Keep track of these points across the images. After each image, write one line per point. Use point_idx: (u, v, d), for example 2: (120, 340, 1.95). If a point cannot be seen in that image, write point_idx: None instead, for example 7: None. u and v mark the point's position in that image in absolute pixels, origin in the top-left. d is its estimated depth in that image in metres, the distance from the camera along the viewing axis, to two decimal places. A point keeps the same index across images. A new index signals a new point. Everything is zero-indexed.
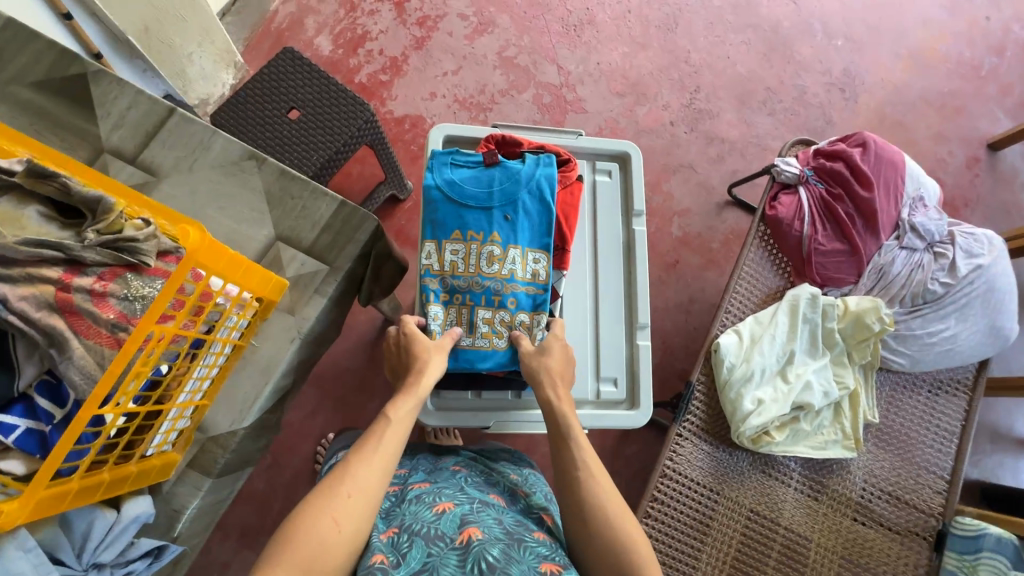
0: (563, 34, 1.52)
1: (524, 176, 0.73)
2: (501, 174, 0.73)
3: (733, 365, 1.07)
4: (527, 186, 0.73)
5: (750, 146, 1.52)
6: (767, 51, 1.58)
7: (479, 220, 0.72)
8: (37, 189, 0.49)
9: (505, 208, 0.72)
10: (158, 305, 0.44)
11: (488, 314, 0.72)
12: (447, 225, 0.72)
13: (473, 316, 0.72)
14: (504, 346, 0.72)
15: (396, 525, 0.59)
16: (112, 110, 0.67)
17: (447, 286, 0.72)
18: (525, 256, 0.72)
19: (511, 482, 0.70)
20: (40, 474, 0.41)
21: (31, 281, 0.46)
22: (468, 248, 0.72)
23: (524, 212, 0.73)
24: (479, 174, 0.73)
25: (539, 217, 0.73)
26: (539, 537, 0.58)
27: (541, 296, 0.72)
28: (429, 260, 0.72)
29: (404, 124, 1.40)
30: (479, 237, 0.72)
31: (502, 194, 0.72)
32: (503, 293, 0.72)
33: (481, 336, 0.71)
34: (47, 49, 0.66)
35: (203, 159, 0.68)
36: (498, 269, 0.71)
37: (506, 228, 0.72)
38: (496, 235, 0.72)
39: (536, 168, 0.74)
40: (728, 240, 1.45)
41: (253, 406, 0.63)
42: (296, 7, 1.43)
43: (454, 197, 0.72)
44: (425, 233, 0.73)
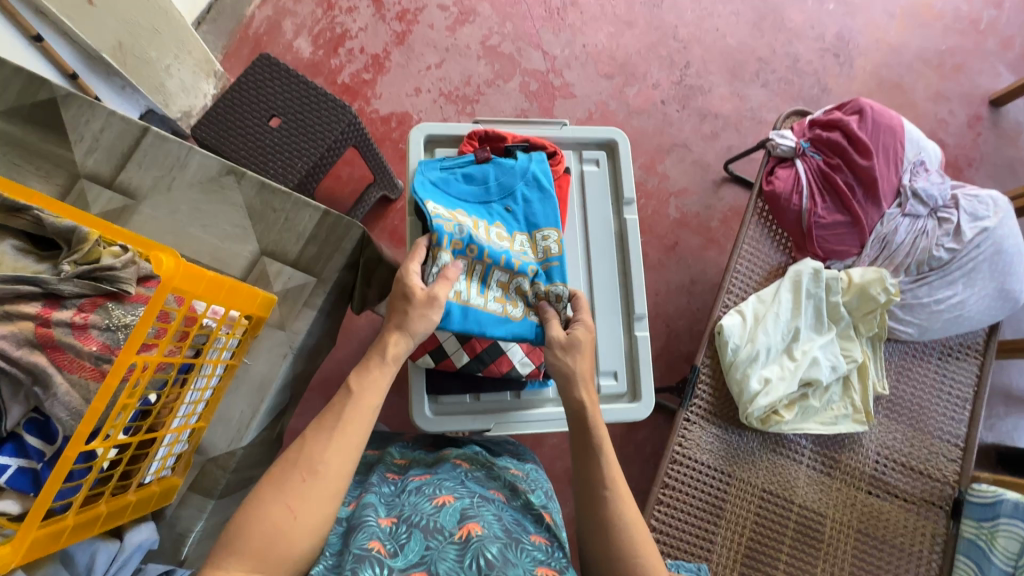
0: (546, 18, 1.48)
1: (519, 169, 0.72)
2: (495, 169, 0.72)
3: (737, 346, 1.05)
4: (523, 178, 0.72)
5: (744, 120, 1.49)
6: (757, 20, 1.54)
7: (476, 217, 0.71)
8: (9, 223, 0.49)
9: (505, 200, 0.72)
10: (137, 335, 0.43)
11: (502, 278, 0.69)
12: (445, 214, 0.69)
13: (487, 276, 0.68)
14: (520, 316, 0.68)
15: (396, 514, 0.58)
16: (85, 134, 0.66)
17: (461, 236, 0.66)
18: (533, 239, 0.71)
19: (512, 477, 0.69)
20: (31, 515, 0.40)
21: (9, 318, 0.45)
22: (476, 222, 0.69)
23: (524, 205, 0.72)
24: (471, 171, 0.72)
25: (542, 204, 0.71)
26: (535, 540, 0.58)
27: (557, 271, 0.70)
28: (442, 213, 0.66)
29: (391, 122, 1.38)
30: (483, 221, 0.70)
31: (499, 188, 0.72)
32: (520, 261, 0.69)
33: (494, 300, 0.68)
34: (14, 75, 0.65)
35: (181, 177, 0.66)
36: (511, 245, 0.70)
37: (507, 218, 0.72)
38: (500, 222, 0.71)
39: (530, 162, 0.72)
40: (726, 218, 1.43)
41: (251, 423, 0.63)
42: (272, 10, 1.40)
43: (449, 194, 0.70)
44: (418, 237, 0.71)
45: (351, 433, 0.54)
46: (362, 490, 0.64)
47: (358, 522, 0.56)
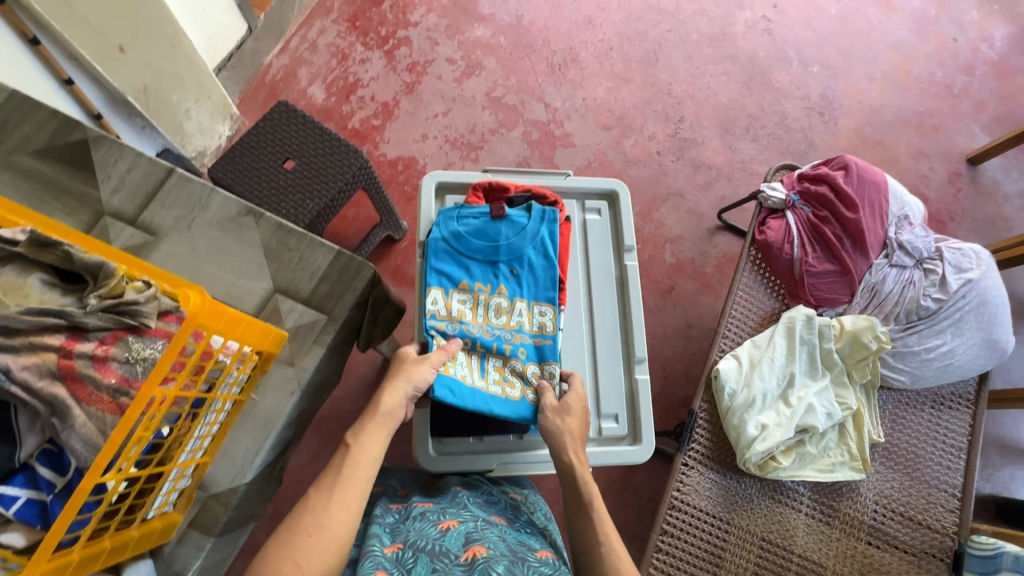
0: (548, 73, 1.57)
1: (530, 231, 0.75)
2: (507, 229, 0.75)
3: (734, 391, 1.07)
4: (532, 241, 0.75)
5: (736, 171, 1.56)
6: (746, 80, 1.64)
7: (485, 271, 0.74)
8: (39, 258, 0.51)
9: (511, 263, 0.75)
10: (159, 369, 0.45)
11: (498, 362, 0.72)
12: (452, 276, 0.74)
13: (484, 362, 0.72)
14: (518, 396, 0.70)
15: (401, 541, 0.58)
16: (112, 173, 0.69)
17: (455, 330, 0.71)
18: (531, 309, 0.74)
19: (513, 500, 0.71)
20: (43, 545, 0.41)
21: (33, 349, 0.47)
22: (475, 298, 0.74)
23: (528, 268, 0.75)
24: (484, 226, 0.75)
25: (544, 271, 0.75)
26: (542, 556, 0.57)
27: (550, 348, 0.73)
28: (435, 306, 0.71)
29: (398, 166, 1.43)
30: (486, 290, 0.74)
31: (508, 249, 0.74)
32: (513, 343, 0.73)
33: (494, 383, 0.71)
34: (50, 118, 0.69)
35: (201, 217, 0.69)
36: (506, 321, 0.74)
37: (512, 281, 0.75)
38: (503, 288, 0.74)
39: (541, 224, 0.76)
40: (721, 264, 1.47)
41: (255, 460, 0.63)
42: (289, 59, 1.48)
43: (460, 249, 0.74)
44: (429, 280, 0.73)
45: (355, 491, 0.54)
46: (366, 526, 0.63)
47: (363, 555, 0.56)
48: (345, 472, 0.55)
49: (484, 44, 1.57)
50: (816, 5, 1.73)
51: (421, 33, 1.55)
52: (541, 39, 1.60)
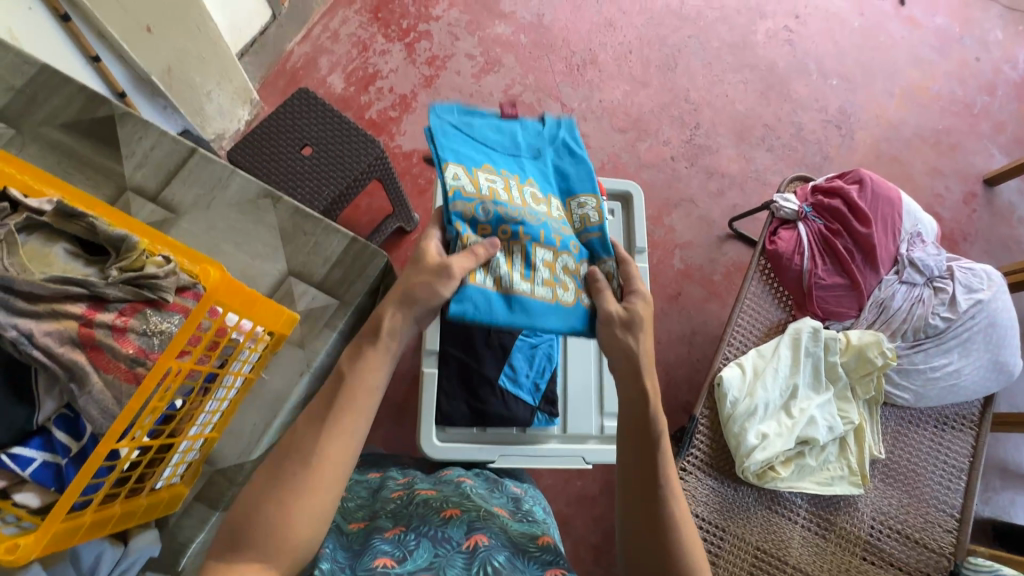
0: (567, 74, 1.58)
1: (549, 133, 0.71)
2: (524, 130, 0.71)
3: (736, 399, 1.07)
4: (554, 142, 0.71)
5: (749, 181, 1.56)
6: (764, 89, 1.63)
7: (510, 162, 0.68)
8: (64, 228, 0.52)
9: (535, 157, 0.70)
10: (177, 341, 0.46)
11: (547, 256, 0.65)
12: (472, 159, 0.65)
13: (530, 256, 0.64)
14: (572, 301, 0.65)
15: (403, 525, 0.59)
16: (136, 150, 0.70)
17: (488, 215, 0.63)
18: (568, 207, 0.69)
19: (514, 494, 0.70)
20: (57, 508, 0.42)
21: (55, 316, 0.48)
22: (504, 180, 0.65)
23: (555, 165, 0.71)
24: (498, 123, 0.69)
25: (573, 168, 0.71)
26: (543, 544, 0.58)
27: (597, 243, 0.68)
28: (460, 182, 0.62)
29: (412, 158, 1.44)
30: (515, 177, 0.67)
31: (530, 148, 0.70)
32: (558, 235, 0.67)
33: (542, 285, 0.64)
34: (78, 93, 0.70)
35: (221, 197, 0.70)
36: (545, 210, 0.67)
37: (539, 174, 0.69)
38: (532, 179, 0.68)
39: (560, 128, 0.72)
40: (729, 272, 1.47)
41: (262, 439, 0.65)
42: (310, 47, 1.49)
43: (473, 137, 0.66)
44: (445, 157, 0.63)
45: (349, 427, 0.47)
46: (371, 511, 0.64)
47: (366, 542, 0.57)
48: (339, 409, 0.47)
49: (504, 41, 1.58)
50: (838, 18, 1.72)
51: (442, 28, 1.56)
52: (561, 39, 1.61)
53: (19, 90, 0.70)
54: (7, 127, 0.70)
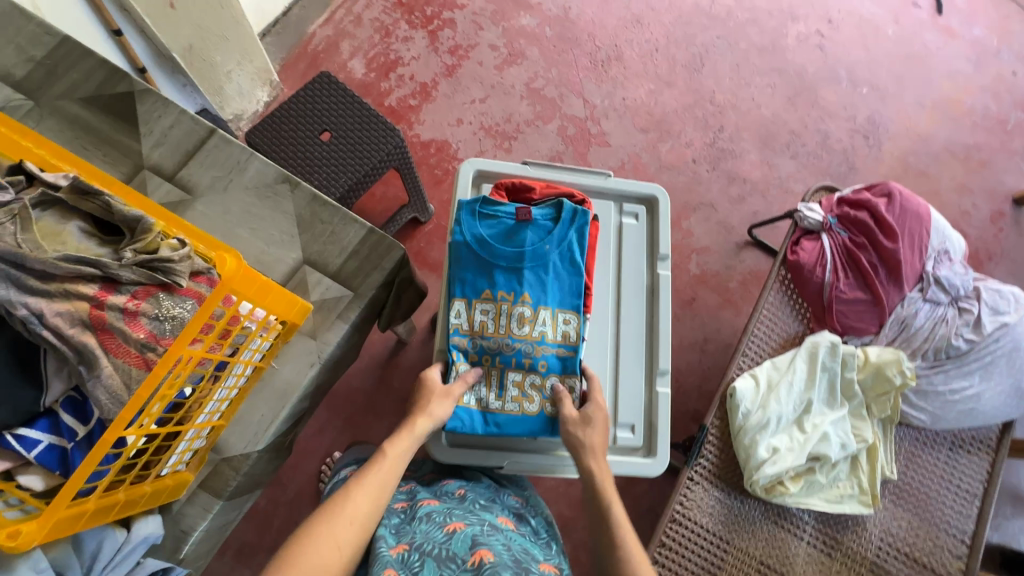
0: (591, 69, 1.55)
1: (555, 238, 0.68)
2: (534, 235, 0.68)
3: (748, 411, 1.04)
4: (559, 248, 0.68)
5: (772, 188, 1.52)
6: (792, 95, 1.60)
7: (509, 279, 0.67)
8: (78, 205, 0.51)
9: (537, 265, 0.67)
10: (189, 330, 0.45)
11: (518, 377, 0.66)
12: (476, 283, 0.67)
13: (503, 377, 0.66)
14: (536, 412, 0.66)
15: (407, 542, 0.57)
16: (155, 128, 0.69)
17: (476, 347, 0.66)
18: (555, 318, 0.67)
19: (513, 505, 0.68)
20: (62, 493, 0.42)
21: (67, 296, 0.46)
22: (498, 308, 0.66)
23: (553, 277, 0.68)
24: (511, 231, 0.68)
25: (570, 279, 0.68)
26: (544, 569, 0.56)
27: (573, 359, 0.66)
28: (458, 319, 0.66)
29: (430, 148, 1.42)
30: (509, 298, 0.66)
31: (534, 255, 0.67)
32: (534, 355, 0.66)
33: (511, 400, 0.66)
34: (99, 67, 0.69)
35: (239, 180, 0.69)
36: (528, 331, 0.66)
37: (537, 287, 0.67)
38: (527, 296, 0.67)
39: (569, 228, 0.69)
40: (745, 280, 1.44)
41: (269, 429, 0.63)
42: (332, 31, 1.47)
43: (483, 256, 0.67)
44: (452, 290, 0.67)
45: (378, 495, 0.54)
46: None
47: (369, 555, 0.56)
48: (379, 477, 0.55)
49: (529, 33, 1.55)
50: (872, 24, 1.67)
51: (466, 17, 1.54)
52: (587, 33, 1.58)
53: (40, 61, 0.69)
54: (26, 99, 0.69)
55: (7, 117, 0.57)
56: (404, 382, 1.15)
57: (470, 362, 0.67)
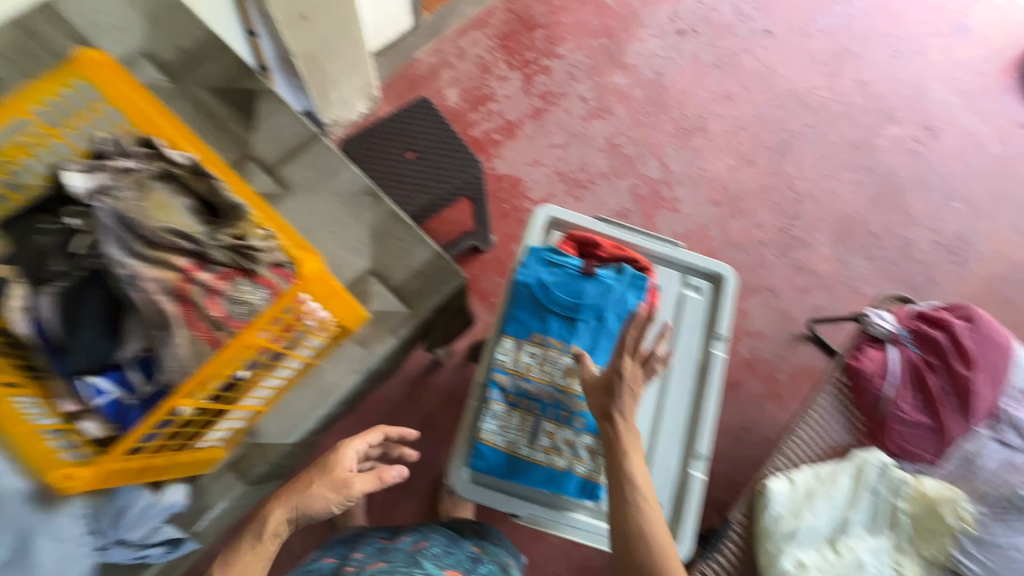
0: (673, 135, 1.57)
1: (616, 296, 0.67)
2: (594, 289, 0.67)
3: (780, 516, 0.97)
4: (616, 306, 0.67)
5: (840, 285, 1.47)
6: (877, 195, 1.55)
7: (563, 327, 0.66)
8: (190, 184, 0.56)
9: (591, 320, 0.67)
10: (263, 318, 0.51)
11: (552, 428, 0.65)
12: (528, 325, 0.67)
13: (537, 425, 0.65)
14: (564, 468, 0.63)
15: None
16: (268, 125, 0.75)
17: (516, 389, 0.65)
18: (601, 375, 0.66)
19: (472, 553, 0.75)
20: (118, 448, 0.46)
21: (160, 265, 0.50)
22: (545, 354, 0.66)
23: (607, 334, 0.67)
24: (573, 281, 0.67)
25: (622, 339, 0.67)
26: None
27: None
28: (504, 356, 0.66)
29: (503, 182, 1.47)
30: (559, 346, 0.66)
31: (590, 309, 0.67)
32: (573, 410, 0.65)
33: (542, 452, 0.64)
34: (234, 63, 0.77)
35: (329, 185, 0.74)
36: (572, 383, 0.65)
37: (587, 341, 0.66)
38: (577, 348, 0.66)
39: (630, 289, 0.68)
40: (796, 375, 1.37)
41: (302, 426, 0.64)
42: (436, 59, 1.57)
43: (540, 299, 0.67)
44: (504, 326, 0.67)
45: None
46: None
47: None
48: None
49: (619, 91, 1.60)
50: (975, 139, 1.61)
51: (563, 67, 1.60)
52: (676, 101, 1.61)
53: (186, 51, 0.77)
54: (166, 81, 0.77)
55: (144, 90, 0.59)
56: (428, 403, 1.17)
57: (506, 404, 0.65)
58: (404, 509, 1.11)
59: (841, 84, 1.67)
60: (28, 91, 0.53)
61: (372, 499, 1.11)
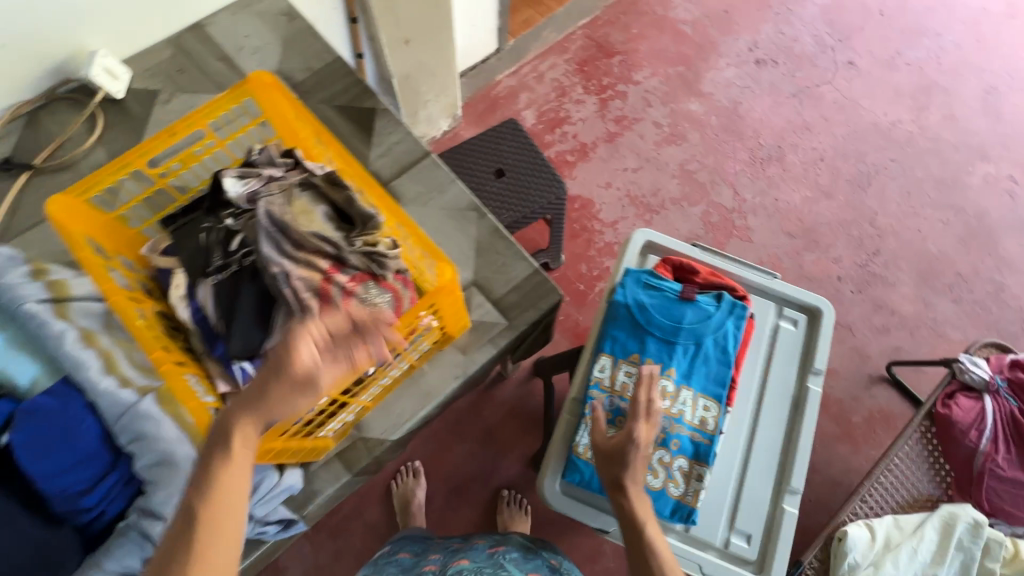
0: (748, 163, 1.56)
1: (715, 322, 0.68)
2: (693, 313, 0.68)
3: (856, 565, 0.92)
4: (715, 332, 0.68)
5: (923, 327, 1.40)
6: (966, 236, 1.48)
7: (660, 349, 0.67)
8: (329, 193, 0.61)
9: (689, 344, 0.68)
10: (399, 327, 0.57)
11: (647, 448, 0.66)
12: (626, 344, 0.68)
13: None
14: (658, 488, 0.64)
15: None
16: (384, 141, 0.81)
17: (612, 407, 0.66)
18: (696, 400, 0.66)
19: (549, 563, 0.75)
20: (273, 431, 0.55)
21: (308, 266, 0.55)
22: (642, 375, 0.67)
23: (704, 360, 0.67)
24: (672, 305, 0.69)
25: (718, 366, 0.67)
26: None
27: (707, 447, 0.65)
28: (601, 374, 0.67)
29: (574, 203, 1.50)
30: (656, 368, 0.67)
31: (689, 334, 0.67)
32: (668, 432, 0.66)
33: None
34: (357, 84, 0.84)
35: (437, 199, 0.78)
36: (668, 405, 0.66)
37: (684, 365, 0.67)
38: (673, 371, 0.67)
39: (729, 317, 0.68)
40: (871, 418, 1.31)
41: (405, 424, 0.67)
42: (516, 81, 1.63)
43: (639, 320, 0.68)
44: (601, 344, 0.69)
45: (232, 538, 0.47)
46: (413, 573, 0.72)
47: None
48: (221, 534, 0.46)
49: (694, 118, 1.60)
50: None
51: (638, 92, 1.63)
52: (752, 129, 1.60)
53: (315, 71, 0.85)
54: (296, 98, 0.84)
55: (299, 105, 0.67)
56: (492, 414, 1.20)
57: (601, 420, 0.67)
58: (464, 516, 1.13)
59: (930, 118, 1.61)
60: (208, 107, 0.63)
61: (433, 504, 1.14)
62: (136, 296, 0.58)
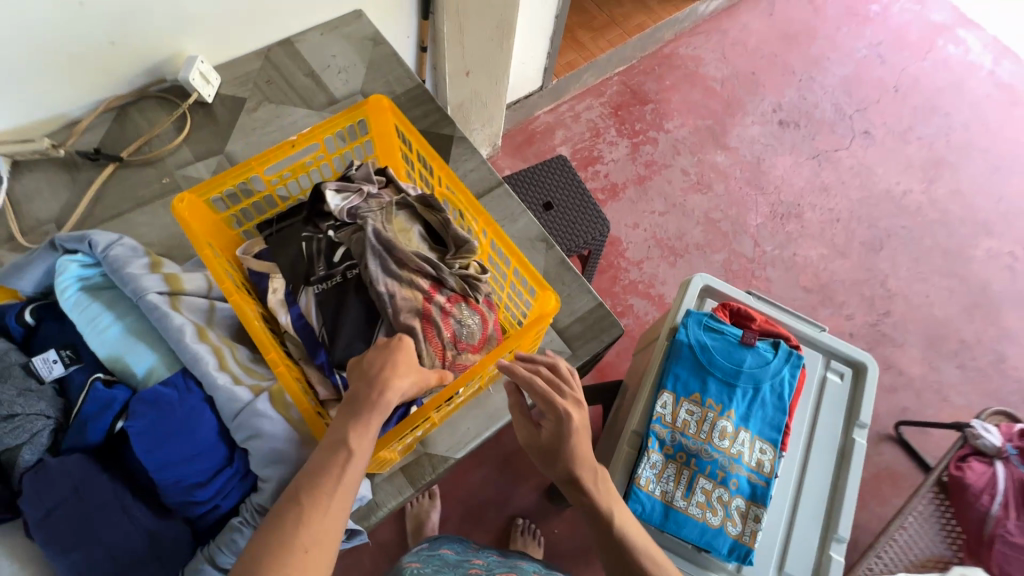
0: (768, 217, 1.63)
1: (773, 369, 0.71)
2: (752, 359, 0.72)
3: None
4: (772, 378, 0.71)
5: (929, 389, 1.45)
6: (970, 305, 1.55)
7: (720, 390, 0.71)
8: (425, 214, 0.63)
9: (748, 388, 0.71)
10: (496, 354, 0.58)
11: (707, 485, 0.68)
12: (688, 383, 0.71)
13: (692, 480, 0.68)
14: (717, 526, 0.66)
15: None
16: (459, 167, 0.85)
17: (674, 442, 0.69)
18: (753, 442, 0.70)
19: None
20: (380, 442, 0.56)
21: (410, 284, 0.58)
22: (703, 414, 0.70)
23: (761, 404, 0.71)
24: (733, 349, 0.72)
25: (773, 411, 0.71)
26: None
27: (764, 489, 0.68)
28: (664, 409, 0.70)
29: None
30: (716, 408, 0.70)
31: (748, 378, 0.71)
32: (727, 471, 0.68)
33: (696, 506, 0.67)
34: (437, 112, 0.89)
35: (508, 227, 0.82)
36: (728, 445, 0.69)
37: (742, 408, 0.70)
38: (732, 412, 0.70)
39: (785, 364, 0.72)
40: (878, 474, 1.35)
41: (472, 442, 0.69)
42: (553, 119, 1.70)
43: (701, 361, 0.71)
44: (663, 381, 0.72)
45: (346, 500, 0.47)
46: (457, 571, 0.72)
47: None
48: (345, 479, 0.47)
49: (720, 170, 1.68)
50: None
51: (669, 140, 1.70)
52: (774, 185, 1.67)
53: (397, 96, 0.89)
54: None
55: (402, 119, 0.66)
56: (513, 440, 1.21)
57: (663, 455, 0.69)
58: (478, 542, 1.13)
59: (938, 191, 1.70)
60: (324, 125, 0.65)
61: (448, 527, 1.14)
62: (244, 297, 0.61)
